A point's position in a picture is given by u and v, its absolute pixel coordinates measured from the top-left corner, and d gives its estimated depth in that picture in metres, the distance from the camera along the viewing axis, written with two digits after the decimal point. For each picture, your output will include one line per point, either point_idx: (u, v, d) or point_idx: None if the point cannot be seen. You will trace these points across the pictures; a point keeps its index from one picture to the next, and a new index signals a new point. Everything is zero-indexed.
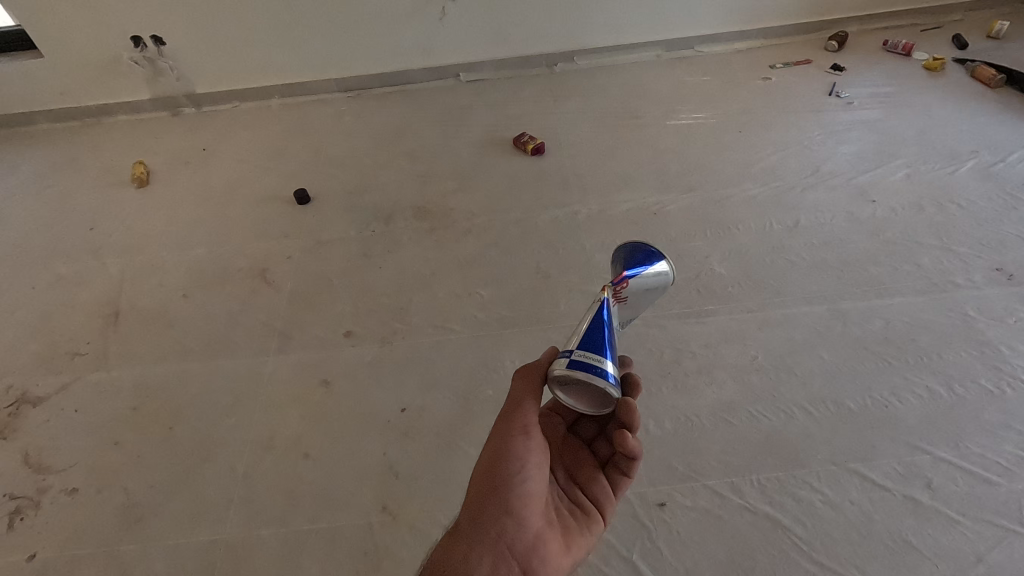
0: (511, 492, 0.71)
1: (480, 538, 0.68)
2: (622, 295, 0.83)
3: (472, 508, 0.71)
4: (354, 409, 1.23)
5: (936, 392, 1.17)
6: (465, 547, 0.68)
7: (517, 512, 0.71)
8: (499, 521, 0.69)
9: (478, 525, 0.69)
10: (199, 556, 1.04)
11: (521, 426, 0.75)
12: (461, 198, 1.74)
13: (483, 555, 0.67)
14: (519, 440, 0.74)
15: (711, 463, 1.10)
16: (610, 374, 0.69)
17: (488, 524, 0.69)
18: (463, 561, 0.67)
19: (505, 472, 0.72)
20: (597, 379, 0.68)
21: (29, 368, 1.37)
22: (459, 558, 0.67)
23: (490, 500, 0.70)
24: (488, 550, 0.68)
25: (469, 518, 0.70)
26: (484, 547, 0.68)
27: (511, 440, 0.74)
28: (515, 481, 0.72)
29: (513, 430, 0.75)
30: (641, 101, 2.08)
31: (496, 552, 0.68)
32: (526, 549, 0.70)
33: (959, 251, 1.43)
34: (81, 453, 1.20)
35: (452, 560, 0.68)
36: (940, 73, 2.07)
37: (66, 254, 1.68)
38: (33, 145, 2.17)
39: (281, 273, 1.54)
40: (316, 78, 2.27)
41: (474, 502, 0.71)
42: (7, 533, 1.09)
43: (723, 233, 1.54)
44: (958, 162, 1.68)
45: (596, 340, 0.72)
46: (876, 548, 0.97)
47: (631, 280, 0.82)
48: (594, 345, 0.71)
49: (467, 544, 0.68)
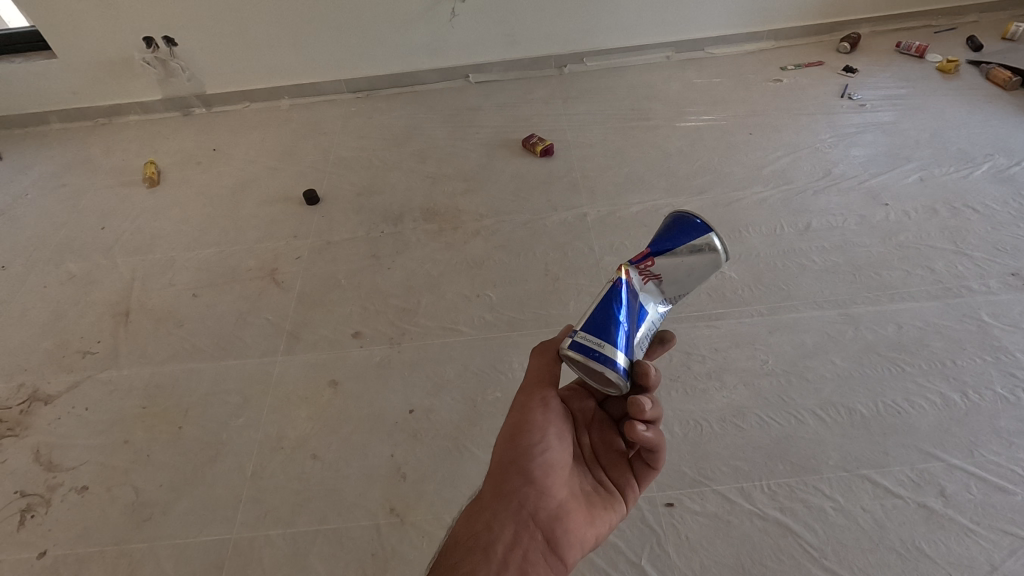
0: (532, 463, 0.69)
1: (501, 509, 0.68)
2: (653, 272, 0.69)
3: (494, 479, 0.70)
4: (362, 410, 1.23)
5: (950, 399, 1.15)
6: (487, 517, 0.68)
7: (539, 484, 0.69)
8: (520, 492, 0.68)
9: (499, 495, 0.68)
10: (207, 555, 1.04)
11: (539, 398, 0.72)
12: (470, 199, 1.74)
13: (506, 526, 0.67)
14: (538, 411, 0.71)
15: (720, 468, 1.09)
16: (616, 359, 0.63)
17: (510, 494, 0.68)
18: (484, 532, 0.67)
19: (525, 443, 0.70)
20: (595, 364, 0.62)
21: (41, 366, 1.38)
22: (481, 530, 0.67)
23: (511, 471, 0.69)
24: (509, 521, 0.67)
25: (491, 490, 0.70)
26: (506, 518, 0.67)
27: (530, 412, 0.71)
28: (536, 452, 0.70)
29: (531, 401, 0.72)
30: (651, 102, 2.07)
31: (518, 523, 0.67)
32: (551, 519, 0.68)
33: (973, 255, 1.41)
34: (92, 451, 1.21)
35: (474, 531, 0.67)
36: (954, 75, 2.05)
37: (78, 253, 1.70)
38: (47, 145, 2.19)
39: (290, 274, 1.55)
40: (325, 78, 2.28)
41: (496, 474, 0.70)
42: (18, 530, 1.10)
43: (733, 235, 1.53)
44: (973, 166, 1.66)
45: (602, 321, 0.64)
46: (888, 555, 0.96)
47: (659, 258, 0.68)
48: (599, 328, 0.64)
49: (490, 514, 0.68)
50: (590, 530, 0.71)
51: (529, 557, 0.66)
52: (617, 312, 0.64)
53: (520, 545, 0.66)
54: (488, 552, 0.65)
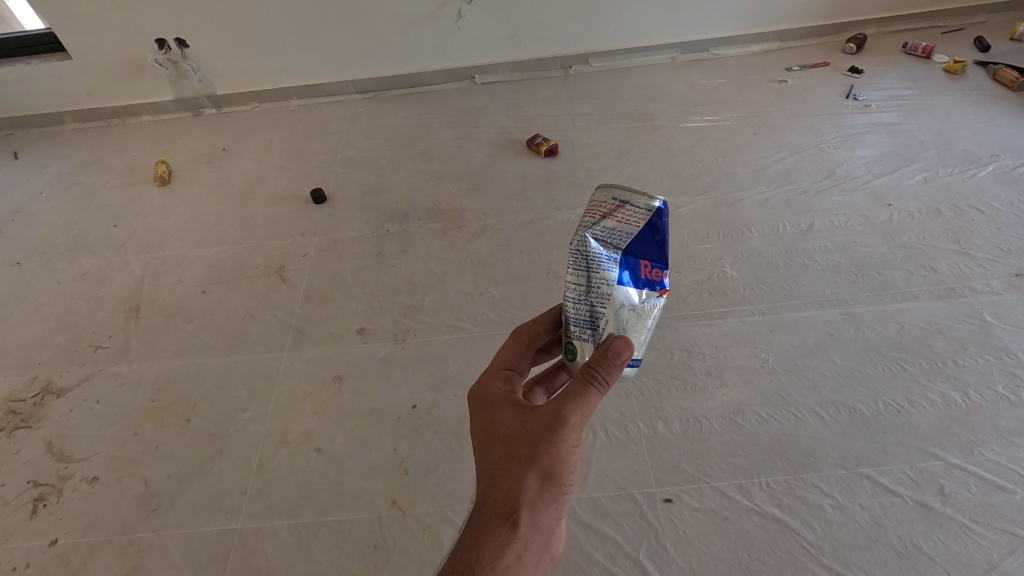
0: (562, 490, 0.62)
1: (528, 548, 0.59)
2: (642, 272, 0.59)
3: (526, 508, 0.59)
4: (366, 405, 1.25)
5: (950, 398, 1.15)
6: (520, 550, 0.58)
7: (561, 508, 0.63)
8: (546, 524, 0.61)
9: (535, 526, 0.59)
10: (213, 545, 1.07)
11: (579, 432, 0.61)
12: (475, 199, 1.75)
13: (533, 553, 0.60)
14: (576, 443, 0.61)
15: (720, 464, 1.10)
16: None
17: (542, 523, 0.60)
18: (519, 563, 0.58)
19: (563, 476, 0.61)
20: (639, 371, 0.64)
21: (54, 360, 1.41)
22: (513, 562, 0.57)
23: (546, 498, 0.60)
24: (534, 554, 0.59)
25: (526, 522, 0.59)
26: (535, 545, 0.60)
27: (572, 437, 0.61)
28: (569, 482, 0.62)
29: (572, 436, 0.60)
30: (655, 103, 2.08)
31: (538, 549, 0.60)
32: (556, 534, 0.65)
33: (977, 256, 1.41)
34: (102, 443, 1.24)
35: (507, 563, 0.57)
36: (960, 75, 2.04)
37: (91, 250, 1.73)
38: (61, 144, 2.23)
39: (297, 271, 1.57)
40: (334, 80, 2.31)
41: (528, 501, 0.59)
42: (31, 518, 1.13)
43: (736, 235, 1.54)
44: (978, 167, 1.65)
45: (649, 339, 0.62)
46: (886, 552, 0.96)
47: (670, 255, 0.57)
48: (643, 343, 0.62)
49: (522, 544, 0.58)
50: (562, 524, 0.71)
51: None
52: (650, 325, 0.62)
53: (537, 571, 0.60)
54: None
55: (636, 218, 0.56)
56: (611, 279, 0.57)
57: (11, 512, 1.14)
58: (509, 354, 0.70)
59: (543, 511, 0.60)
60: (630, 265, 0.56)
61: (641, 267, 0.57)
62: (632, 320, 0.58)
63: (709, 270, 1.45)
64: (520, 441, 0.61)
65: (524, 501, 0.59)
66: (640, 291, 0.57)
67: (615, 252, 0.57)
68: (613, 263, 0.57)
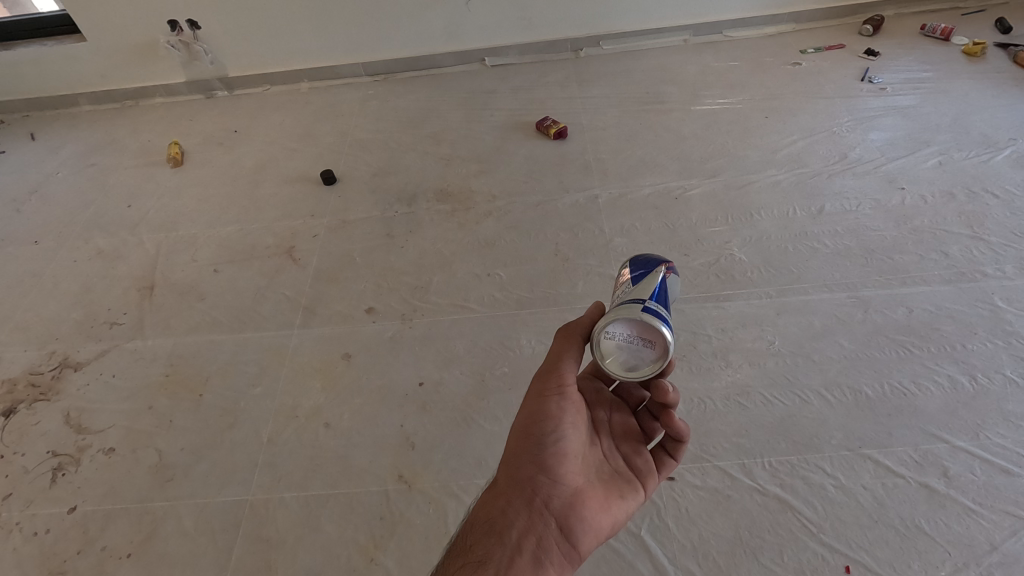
0: (545, 450, 0.71)
1: (517, 499, 0.70)
2: None
3: (510, 467, 0.73)
4: (374, 382, 1.27)
5: (957, 382, 1.15)
6: (503, 504, 0.70)
7: (554, 472, 0.71)
8: (533, 479, 0.71)
9: (514, 482, 0.71)
10: (225, 515, 1.09)
11: (555, 388, 0.74)
12: (484, 181, 1.76)
13: (522, 512, 0.69)
14: (554, 399, 0.73)
15: (723, 445, 1.10)
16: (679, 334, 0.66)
17: (525, 482, 0.71)
18: (501, 516, 0.70)
19: (538, 433, 0.72)
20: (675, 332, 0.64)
21: (72, 336, 1.45)
22: (497, 515, 0.70)
23: (523, 454, 0.72)
24: (524, 507, 0.69)
25: (507, 477, 0.72)
26: (518, 502, 0.70)
27: (543, 392, 0.74)
28: (549, 441, 0.72)
29: (548, 392, 0.74)
30: (666, 86, 2.06)
31: (531, 507, 0.69)
32: (567, 506, 0.70)
33: (990, 240, 1.39)
34: (118, 415, 1.27)
35: (491, 514, 0.70)
36: (980, 57, 2.00)
37: (106, 229, 1.76)
38: (77, 126, 2.27)
39: (308, 251, 1.59)
40: (344, 62, 2.31)
41: (511, 462, 0.73)
42: (51, 486, 1.16)
43: (745, 218, 1.53)
44: (995, 151, 1.63)
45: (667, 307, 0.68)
46: (887, 532, 0.97)
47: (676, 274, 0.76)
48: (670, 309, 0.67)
49: (505, 500, 0.71)
50: (602, 517, 0.72)
51: (543, 544, 0.68)
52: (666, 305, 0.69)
53: (534, 530, 0.68)
54: (504, 536, 0.68)
55: None
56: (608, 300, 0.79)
57: (31, 480, 1.18)
58: None
59: (524, 467, 0.71)
60: None
61: None
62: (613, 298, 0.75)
63: (717, 253, 1.44)
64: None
65: (509, 460, 0.73)
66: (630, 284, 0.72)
67: None
68: None
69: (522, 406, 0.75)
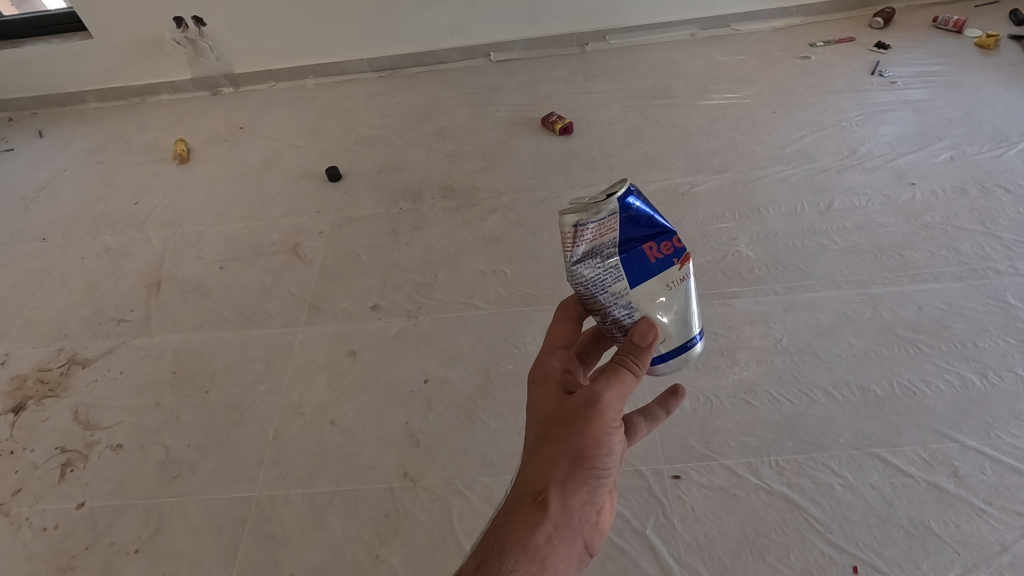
0: (597, 478, 0.61)
1: (564, 529, 0.58)
2: None
3: (559, 489, 0.59)
4: (379, 379, 1.27)
5: (968, 380, 1.13)
6: (549, 532, 0.57)
7: (597, 497, 0.62)
8: (584, 507, 0.60)
9: (565, 508, 0.58)
10: (231, 511, 1.10)
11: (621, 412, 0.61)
12: (490, 177, 1.75)
13: (564, 537, 0.58)
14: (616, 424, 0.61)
15: (730, 443, 1.09)
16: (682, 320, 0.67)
17: (574, 509, 0.59)
18: (548, 543, 0.57)
19: (599, 462, 0.60)
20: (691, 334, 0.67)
21: (80, 333, 1.46)
22: (541, 544, 0.57)
23: (579, 480, 0.59)
24: (570, 537, 0.59)
25: (555, 503, 0.58)
26: (564, 532, 0.58)
27: (608, 416, 0.60)
28: (605, 469, 0.61)
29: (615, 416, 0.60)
30: (673, 80, 2.04)
31: (576, 536, 0.59)
32: (594, 523, 0.63)
33: (1002, 236, 1.37)
34: (126, 412, 1.28)
35: (535, 543, 0.56)
36: (993, 50, 1.97)
37: (114, 226, 1.77)
38: (84, 123, 2.28)
39: (313, 248, 1.59)
40: (348, 58, 2.30)
41: (559, 483, 0.59)
42: (59, 482, 1.17)
43: (752, 215, 1.51)
44: (1007, 145, 1.60)
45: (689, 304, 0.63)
46: (895, 532, 0.96)
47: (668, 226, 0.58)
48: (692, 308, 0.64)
49: (552, 526, 0.58)
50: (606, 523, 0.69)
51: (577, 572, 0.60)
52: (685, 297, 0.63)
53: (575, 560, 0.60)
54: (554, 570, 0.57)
55: (611, 228, 0.54)
56: (624, 288, 0.56)
57: (40, 476, 1.19)
58: (561, 332, 0.69)
59: (574, 493, 0.59)
60: (630, 263, 0.55)
61: (651, 254, 0.56)
62: (654, 303, 0.57)
63: (724, 249, 1.43)
64: (557, 419, 0.61)
65: (556, 480, 0.59)
66: (655, 278, 0.57)
67: (611, 271, 0.56)
68: (614, 274, 0.56)
69: (581, 424, 0.59)
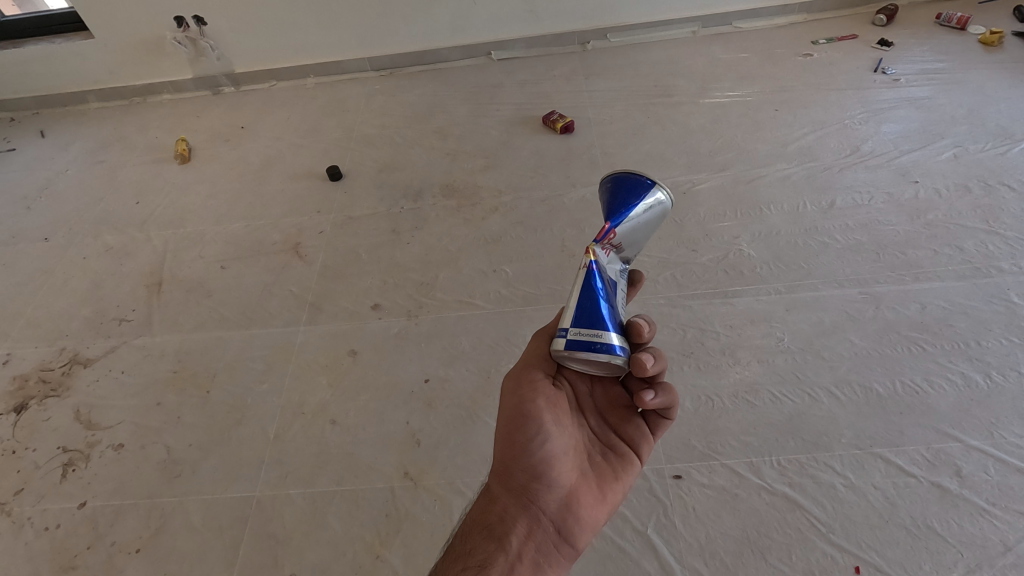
0: (531, 458, 0.69)
1: (514, 507, 0.70)
2: (615, 243, 0.67)
3: (501, 475, 0.71)
4: (380, 379, 1.27)
5: (971, 379, 1.13)
6: (499, 510, 0.70)
7: (546, 477, 0.69)
8: (528, 488, 0.69)
9: (509, 489, 0.70)
10: (232, 511, 1.10)
11: (531, 395, 0.69)
12: (490, 176, 1.75)
13: (519, 514, 0.69)
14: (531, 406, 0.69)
15: (732, 443, 1.09)
16: (616, 347, 0.63)
17: (518, 488, 0.70)
18: (500, 523, 0.69)
19: (522, 440, 0.69)
20: (602, 356, 0.62)
21: (81, 333, 1.46)
22: (495, 521, 0.70)
23: (512, 464, 0.70)
24: (522, 514, 0.69)
25: (499, 485, 0.71)
26: (513, 509, 0.69)
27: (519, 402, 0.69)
28: (534, 445, 0.69)
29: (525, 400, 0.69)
30: (674, 79, 2.03)
31: (529, 514, 0.69)
32: (561, 505, 0.70)
33: (1006, 235, 1.36)
34: (127, 412, 1.28)
35: (488, 520, 0.70)
36: (997, 47, 1.96)
37: (115, 226, 1.77)
38: (85, 123, 2.28)
39: (313, 248, 1.59)
40: (349, 57, 2.30)
41: (501, 471, 0.71)
42: (61, 481, 1.17)
43: (754, 213, 1.51)
44: (1011, 142, 1.59)
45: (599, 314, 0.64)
46: (898, 533, 0.96)
47: (618, 229, 0.66)
48: (596, 322, 0.63)
49: (501, 507, 0.70)
50: (598, 509, 0.71)
51: (542, 549, 0.68)
52: (600, 301, 0.64)
53: (535, 537, 0.68)
54: (505, 543, 0.68)
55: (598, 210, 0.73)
56: None
57: (42, 475, 1.19)
58: None
59: (515, 476, 0.70)
60: None
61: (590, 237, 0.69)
62: None
63: (725, 248, 1.43)
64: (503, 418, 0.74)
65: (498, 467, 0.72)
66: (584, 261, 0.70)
67: None
68: None
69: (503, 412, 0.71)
